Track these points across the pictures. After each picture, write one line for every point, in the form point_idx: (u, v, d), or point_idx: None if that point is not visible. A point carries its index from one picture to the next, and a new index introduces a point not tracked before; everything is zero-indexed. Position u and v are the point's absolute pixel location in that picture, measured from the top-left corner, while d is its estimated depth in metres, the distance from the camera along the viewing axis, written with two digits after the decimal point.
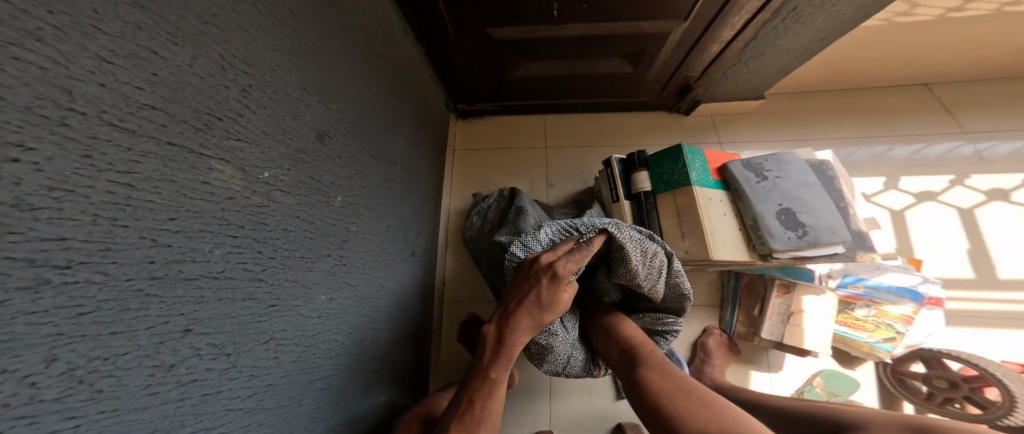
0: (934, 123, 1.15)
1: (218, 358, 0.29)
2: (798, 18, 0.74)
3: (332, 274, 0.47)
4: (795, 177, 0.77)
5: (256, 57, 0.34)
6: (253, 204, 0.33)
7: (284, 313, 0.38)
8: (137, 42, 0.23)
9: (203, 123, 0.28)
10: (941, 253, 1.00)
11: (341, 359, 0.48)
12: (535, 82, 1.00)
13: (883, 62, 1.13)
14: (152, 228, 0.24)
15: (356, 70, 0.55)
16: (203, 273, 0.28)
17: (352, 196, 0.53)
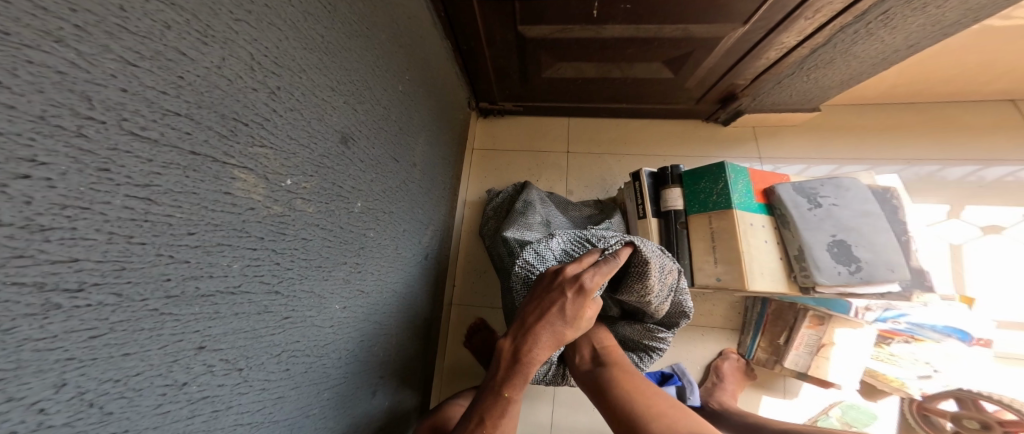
0: (1009, 147, 0.98)
1: (230, 373, 0.29)
2: (888, 22, 0.60)
3: (348, 282, 0.47)
4: (857, 205, 0.59)
5: (286, 56, 0.33)
6: (274, 214, 0.32)
7: (298, 324, 0.38)
8: (165, 42, 0.21)
9: (229, 130, 0.27)
10: (1002, 296, 0.86)
11: (349, 367, 0.49)
12: (564, 83, 0.90)
13: (975, 73, 0.93)
14: (169, 244, 0.23)
15: (382, 68, 0.53)
16: (218, 289, 0.27)
17: (372, 200, 0.52)
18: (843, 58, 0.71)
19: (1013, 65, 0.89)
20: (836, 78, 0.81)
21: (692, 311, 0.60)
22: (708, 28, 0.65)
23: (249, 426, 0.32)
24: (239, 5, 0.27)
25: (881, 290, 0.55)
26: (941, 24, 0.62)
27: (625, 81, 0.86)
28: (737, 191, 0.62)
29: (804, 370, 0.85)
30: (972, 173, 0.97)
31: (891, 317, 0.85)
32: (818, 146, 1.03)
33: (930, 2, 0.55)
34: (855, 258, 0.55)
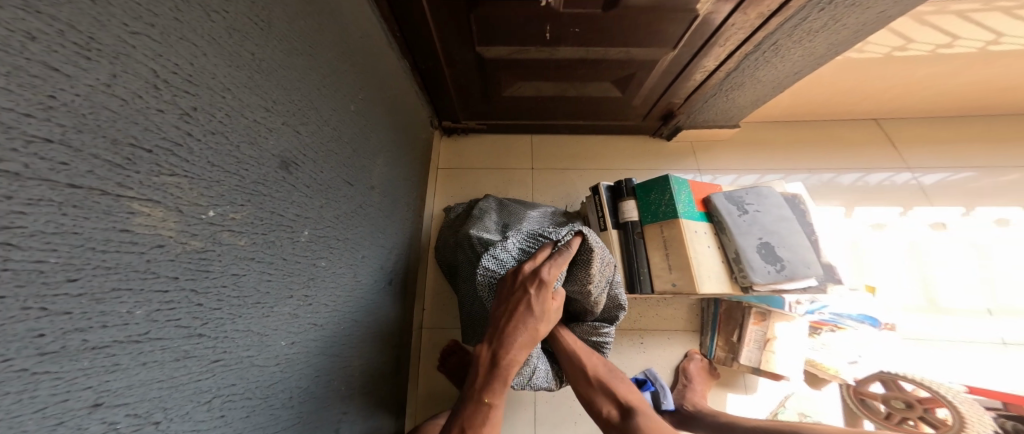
0: (883, 157, 1.16)
1: (143, 425, 0.25)
2: (778, 52, 0.70)
3: (296, 316, 0.42)
4: (774, 211, 0.66)
5: (204, 74, 0.30)
6: (192, 250, 0.28)
7: (232, 366, 0.33)
8: (27, 55, 0.18)
9: (124, 157, 0.23)
10: (896, 281, 0.99)
11: (303, 407, 0.44)
12: (525, 101, 0.93)
13: (852, 97, 1.11)
14: (41, 294, 0.18)
15: (331, 90, 0.51)
16: (117, 339, 0.23)
17: (322, 227, 0.48)
18: (751, 81, 0.82)
19: (875, 91, 1.08)
20: (748, 98, 0.91)
21: (627, 303, 0.61)
22: (643, 51, 0.70)
23: None
24: (136, 17, 0.24)
25: (804, 286, 0.60)
26: (821, 55, 0.72)
27: (578, 100, 0.91)
28: (681, 200, 0.67)
29: (755, 363, 0.90)
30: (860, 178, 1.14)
31: (818, 309, 0.95)
32: (744, 159, 1.15)
33: (806, 37, 0.66)
34: (779, 257, 0.61)
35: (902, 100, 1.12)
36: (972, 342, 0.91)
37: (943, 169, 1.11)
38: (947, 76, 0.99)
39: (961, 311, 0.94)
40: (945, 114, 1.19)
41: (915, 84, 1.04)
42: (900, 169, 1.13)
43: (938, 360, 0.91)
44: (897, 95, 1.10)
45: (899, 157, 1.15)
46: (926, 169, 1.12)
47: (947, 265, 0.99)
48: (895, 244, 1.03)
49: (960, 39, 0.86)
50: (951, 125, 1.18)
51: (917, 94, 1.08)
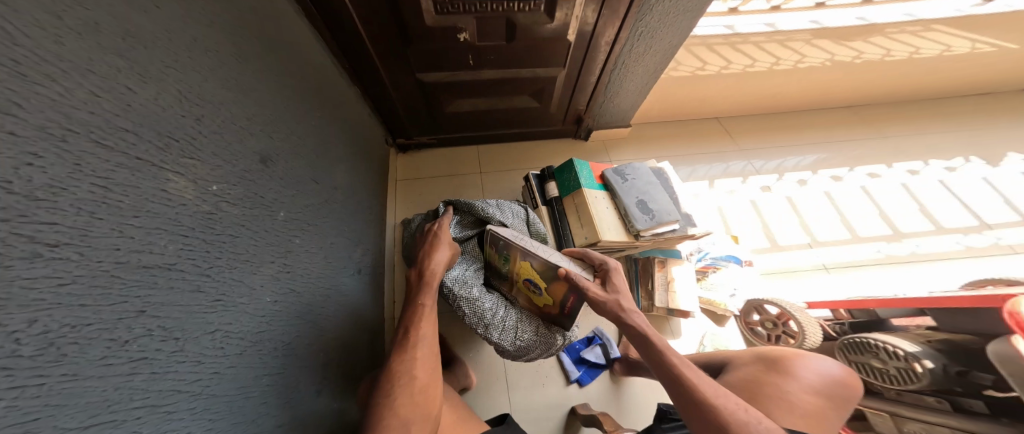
0: (716, 140, 1.26)
1: (167, 339, 0.31)
2: (631, 60, 0.88)
3: (276, 279, 0.52)
4: (646, 175, 0.84)
5: (209, 93, 0.40)
6: (203, 211, 0.38)
7: (230, 308, 0.41)
8: (116, 80, 0.29)
9: (163, 144, 0.33)
10: (748, 228, 1.07)
11: (286, 359, 0.51)
12: (467, 117, 1.08)
13: (678, 108, 1.25)
14: (121, 223, 0.27)
15: (299, 106, 0.61)
16: (157, 263, 0.31)
17: (295, 212, 0.59)
18: (623, 90, 1.01)
19: (698, 101, 1.22)
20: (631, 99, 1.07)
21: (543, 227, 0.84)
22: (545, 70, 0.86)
23: (187, 395, 0.33)
24: (169, 56, 0.35)
25: (671, 229, 0.78)
26: (657, 70, 0.94)
27: (507, 111, 1.06)
28: (584, 177, 0.85)
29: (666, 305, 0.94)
30: (749, 167, 1.20)
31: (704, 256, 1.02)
32: (643, 147, 1.25)
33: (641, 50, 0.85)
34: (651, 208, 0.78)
35: (711, 98, 1.22)
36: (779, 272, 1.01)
37: (762, 151, 1.23)
38: (785, 78, 1.15)
39: (829, 249, 1.02)
40: (805, 107, 1.32)
41: (731, 86, 1.16)
42: (736, 152, 1.23)
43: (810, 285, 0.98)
44: (716, 100, 1.23)
45: (730, 139, 1.26)
46: (751, 147, 1.23)
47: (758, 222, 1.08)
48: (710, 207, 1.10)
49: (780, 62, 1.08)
50: (791, 120, 1.31)
51: (723, 99, 1.23)
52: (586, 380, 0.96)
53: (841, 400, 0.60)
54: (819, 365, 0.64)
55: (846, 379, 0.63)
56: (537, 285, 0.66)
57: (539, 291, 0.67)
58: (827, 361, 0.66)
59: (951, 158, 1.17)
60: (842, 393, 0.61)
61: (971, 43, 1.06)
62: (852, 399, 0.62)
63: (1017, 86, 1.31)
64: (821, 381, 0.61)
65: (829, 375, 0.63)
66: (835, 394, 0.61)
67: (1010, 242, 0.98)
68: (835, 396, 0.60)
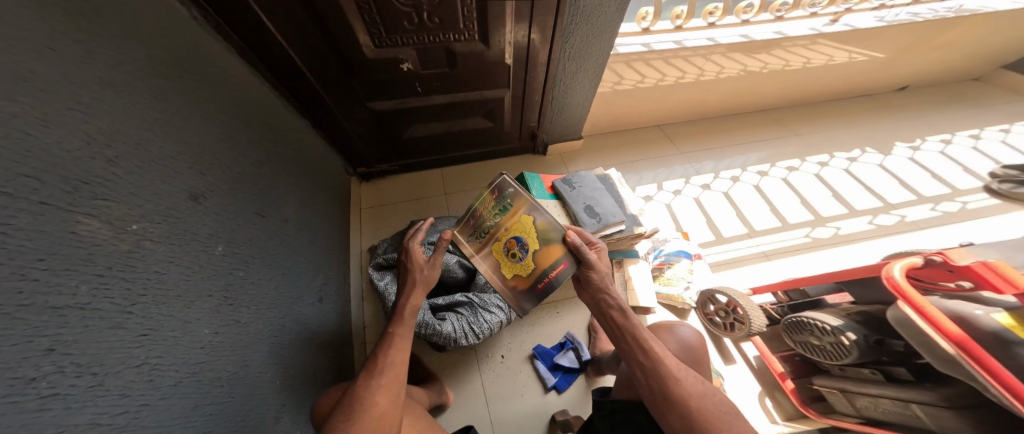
0: (663, 148, 1.37)
1: (83, 375, 0.28)
2: (569, 75, 0.96)
3: (218, 311, 0.48)
4: (592, 183, 0.89)
5: (119, 133, 0.36)
6: (122, 250, 0.35)
7: (159, 342, 0.37)
8: (14, 126, 0.26)
9: (71, 187, 0.30)
10: (696, 225, 1.16)
11: (230, 389, 0.47)
12: (424, 142, 1.09)
13: (622, 118, 1.36)
14: (26, 265, 0.25)
15: (240, 140, 0.59)
16: (69, 303, 0.28)
17: (234, 247, 0.54)
18: (569, 107, 1.10)
19: (639, 111, 1.34)
20: (577, 114, 1.16)
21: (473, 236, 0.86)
22: (490, 92, 0.91)
23: (110, 428, 0.30)
24: (72, 99, 0.32)
25: (617, 230, 0.83)
26: (593, 86, 1.03)
27: (466, 132, 1.10)
28: (535, 188, 0.87)
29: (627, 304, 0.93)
30: (689, 169, 1.31)
31: (656, 254, 1.05)
32: (596, 158, 1.34)
33: (573, 71, 0.94)
34: (598, 213, 0.82)
35: (653, 111, 1.36)
36: (722, 261, 1.08)
37: (700, 154, 1.35)
38: (707, 89, 1.30)
39: (765, 237, 1.12)
40: (733, 113, 1.48)
41: (663, 97, 1.28)
42: (678, 156, 1.34)
43: (755, 272, 1.05)
44: (658, 110, 1.36)
45: (673, 146, 1.37)
46: (692, 151, 1.36)
47: (703, 218, 1.17)
48: (661, 211, 1.18)
49: (701, 74, 1.21)
50: (720, 124, 1.46)
51: (659, 109, 1.35)
52: (565, 386, 0.84)
53: (698, 366, 0.60)
54: (679, 336, 0.65)
55: (698, 346, 0.64)
56: (527, 246, 0.59)
57: (525, 254, 0.59)
58: (684, 328, 0.67)
59: (850, 150, 1.35)
60: (700, 359, 0.62)
61: (847, 53, 1.25)
62: (708, 363, 0.63)
63: (894, 86, 1.54)
64: (682, 349, 0.62)
65: (687, 343, 0.64)
66: (692, 358, 0.61)
67: (910, 217, 1.13)
68: (695, 364, 0.61)
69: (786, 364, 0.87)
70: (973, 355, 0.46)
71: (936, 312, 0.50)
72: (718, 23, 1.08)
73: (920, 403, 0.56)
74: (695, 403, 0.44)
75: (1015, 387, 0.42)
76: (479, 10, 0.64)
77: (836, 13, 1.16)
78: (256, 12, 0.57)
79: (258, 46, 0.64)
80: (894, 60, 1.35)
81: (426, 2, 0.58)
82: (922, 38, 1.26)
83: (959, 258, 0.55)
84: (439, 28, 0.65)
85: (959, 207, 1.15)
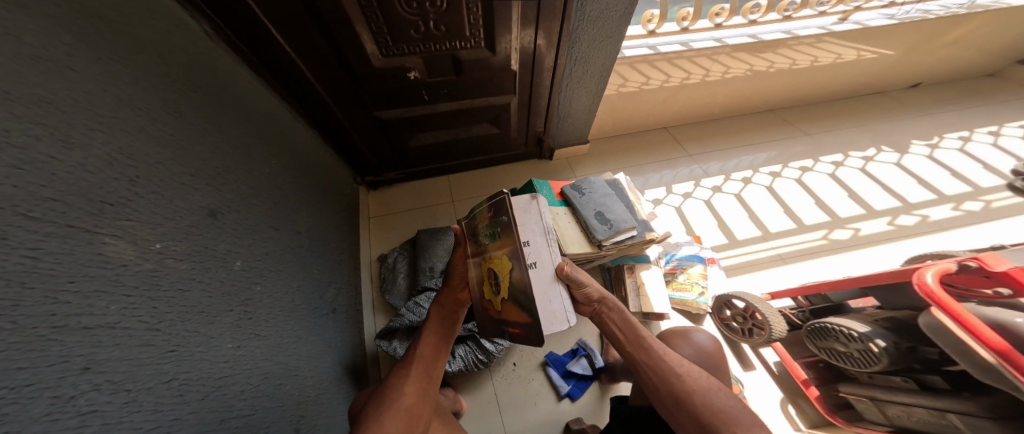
0: (671, 150, 1.36)
1: (118, 391, 0.25)
2: (575, 79, 0.94)
3: (239, 326, 0.41)
4: (601, 188, 0.88)
5: (141, 152, 0.33)
6: (147, 269, 0.30)
7: (187, 357, 0.32)
8: (38, 151, 0.23)
9: (96, 209, 0.27)
10: (707, 227, 1.14)
11: (257, 401, 0.41)
12: (432, 149, 1.08)
13: (629, 120, 1.34)
14: (55, 289, 0.22)
15: (257, 152, 0.56)
16: (100, 324, 0.25)
17: (252, 260, 0.47)
18: (574, 112, 1.10)
19: (646, 114, 1.33)
20: (582, 119, 1.15)
21: None
22: (499, 98, 0.91)
23: None
24: (90, 118, 0.28)
25: (629, 236, 0.81)
26: (599, 90, 1.02)
27: (471, 140, 1.09)
28: (543, 195, 0.86)
29: (640, 311, 0.90)
30: (699, 171, 1.29)
31: (668, 258, 1.03)
32: (604, 162, 1.32)
33: (579, 77, 0.94)
34: (609, 219, 0.80)
35: (658, 114, 1.35)
36: (735, 264, 1.05)
37: (708, 155, 1.34)
38: (714, 90, 1.29)
39: (781, 240, 1.09)
40: (739, 113, 1.47)
41: (669, 99, 1.28)
42: (687, 158, 1.32)
43: (772, 274, 1.02)
44: (664, 113, 1.35)
45: (682, 149, 1.36)
46: (701, 153, 1.34)
47: (714, 221, 1.15)
48: (671, 215, 1.16)
49: (709, 75, 1.20)
50: (728, 124, 1.44)
51: (664, 111, 1.34)
52: (578, 393, 0.81)
53: (714, 372, 0.58)
54: (692, 341, 0.62)
55: (715, 351, 0.61)
56: (499, 288, 0.47)
57: (496, 294, 0.48)
58: (700, 334, 0.64)
59: (864, 148, 1.32)
60: (717, 364, 0.59)
61: (857, 50, 1.22)
62: (726, 371, 0.60)
63: (906, 83, 1.51)
64: (695, 354, 0.59)
65: (701, 349, 0.61)
66: (707, 364, 0.58)
67: (932, 217, 1.10)
68: (710, 369, 0.58)
69: (809, 371, 0.84)
70: (1016, 367, 0.42)
71: (976, 320, 0.47)
72: (724, 23, 1.07)
73: (963, 415, 0.53)
74: (703, 402, 0.41)
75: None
76: (486, 20, 0.64)
77: (844, 12, 1.14)
78: (264, 24, 0.56)
79: (263, 55, 0.63)
80: (906, 57, 1.32)
81: (433, 12, 0.58)
82: (933, 35, 1.23)
83: (996, 264, 0.49)
84: (445, 37, 0.65)
85: (983, 205, 1.11)
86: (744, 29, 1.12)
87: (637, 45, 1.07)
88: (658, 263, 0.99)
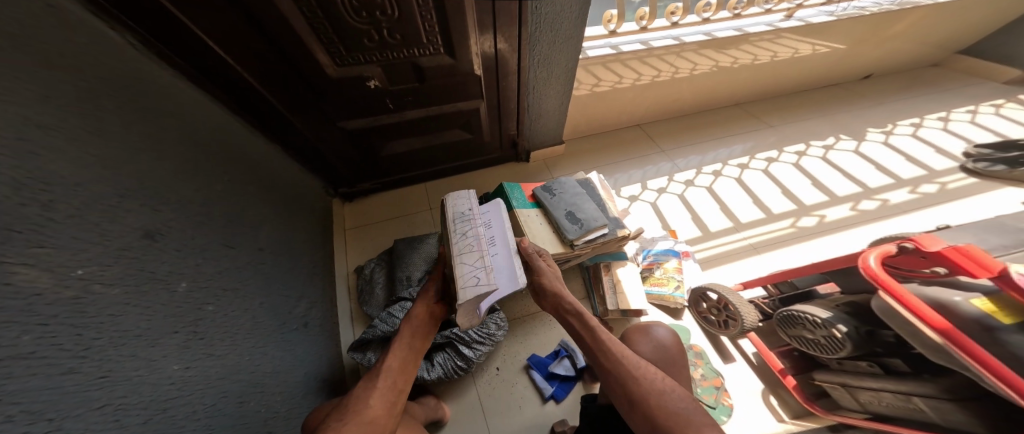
0: (644, 147, 1.38)
1: (38, 421, 0.24)
2: (541, 81, 0.95)
3: (191, 347, 0.39)
4: (571, 189, 0.88)
5: (56, 176, 0.31)
6: (68, 297, 0.28)
7: (124, 382, 0.31)
8: None
9: (2, 237, 0.25)
10: (681, 221, 1.16)
11: (215, 420, 0.39)
12: (405, 158, 1.07)
13: (602, 119, 1.36)
14: None
15: (205, 169, 0.54)
16: (12, 354, 0.24)
17: (205, 279, 0.45)
18: (544, 114, 1.11)
19: (618, 112, 1.35)
20: (553, 121, 1.17)
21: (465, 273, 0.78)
22: (467, 103, 0.91)
23: None
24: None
25: (600, 234, 0.81)
26: (568, 90, 1.03)
27: (445, 146, 1.09)
28: (515, 199, 0.86)
29: (618, 308, 0.89)
30: (673, 166, 1.31)
31: (644, 254, 1.04)
32: (579, 162, 1.33)
33: (546, 78, 0.95)
34: (579, 219, 0.81)
35: (629, 112, 1.37)
36: (709, 256, 1.07)
37: (681, 150, 1.37)
38: (681, 87, 1.32)
39: (752, 230, 1.12)
40: (709, 108, 1.50)
41: (639, 97, 1.29)
42: (660, 154, 1.35)
43: (747, 264, 1.05)
44: (636, 110, 1.37)
45: (655, 145, 1.38)
46: (673, 149, 1.36)
47: (688, 214, 1.17)
48: (646, 211, 1.18)
49: (675, 73, 1.22)
50: (697, 119, 1.48)
51: (636, 108, 1.36)
52: (563, 394, 0.80)
53: (672, 367, 0.59)
54: (650, 336, 0.63)
55: (673, 347, 0.62)
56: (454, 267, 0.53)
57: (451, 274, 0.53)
58: (660, 328, 0.65)
59: (825, 138, 1.37)
60: (676, 360, 0.60)
61: (811, 45, 1.28)
62: (684, 367, 0.60)
63: (857, 76, 1.58)
64: (654, 350, 0.60)
65: (660, 343, 0.62)
66: (664, 359, 0.59)
67: (893, 200, 1.14)
68: (668, 365, 0.59)
69: (785, 360, 0.85)
70: (960, 345, 0.43)
71: (917, 301, 0.49)
72: (680, 22, 1.10)
73: (925, 398, 0.54)
74: (656, 402, 0.41)
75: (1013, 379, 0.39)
76: (442, 26, 0.66)
77: (789, 9, 1.18)
78: (200, 36, 0.55)
79: (206, 67, 0.61)
80: (854, 51, 1.38)
81: (385, 20, 0.60)
82: (877, 29, 1.30)
83: (930, 244, 0.52)
84: (401, 45, 0.66)
85: (940, 187, 1.16)
86: (699, 27, 1.15)
87: (599, 45, 1.08)
88: (634, 260, 1.00)
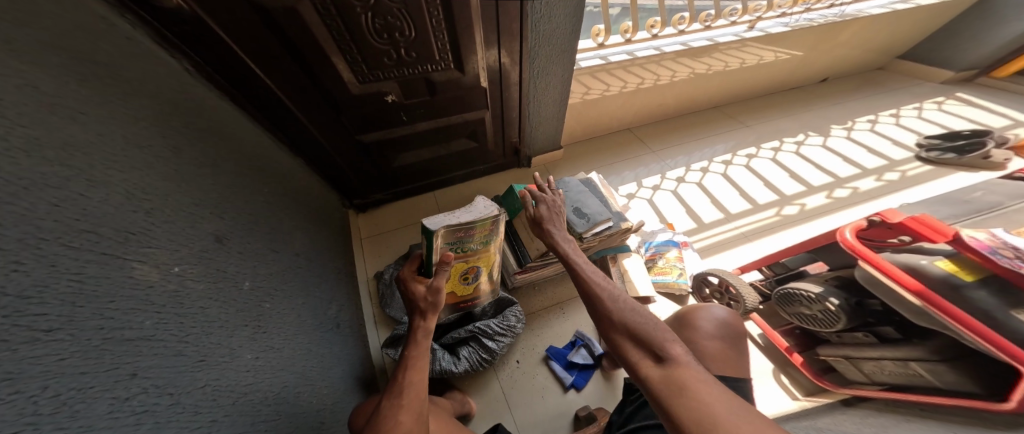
0: (636, 149, 1.48)
1: (163, 394, 0.27)
2: (541, 91, 1.03)
3: (257, 340, 0.42)
4: (575, 187, 0.95)
5: (150, 186, 0.35)
6: (170, 290, 0.32)
7: (215, 365, 0.34)
8: (72, 188, 0.26)
9: (122, 238, 0.29)
10: (677, 214, 1.24)
11: (280, 407, 0.42)
12: (416, 167, 1.12)
13: (594, 125, 1.46)
14: (100, 308, 0.25)
15: (248, 181, 0.58)
16: (140, 336, 0.27)
17: (260, 280, 0.48)
18: (544, 121, 1.18)
19: (610, 116, 1.44)
20: (552, 128, 1.25)
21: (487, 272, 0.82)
22: (473, 113, 0.97)
23: None
24: (106, 158, 0.31)
25: (606, 227, 0.87)
26: (564, 98, 1.11)
27: (453, 155, 1.14)
28: None
29: (627, 296, 0.94)
30: (663, 165, 1.41)
31: (647, 246, 1.11)
32: (578, 164, 1.42)
33: (546, 87, 1.02)
34: (586, 213, 0.87)
35: (620, 117, 1.47)
36: (705, 245, 1.15)
37: (669, 150, 1.47)
38: (664, 92, 1.43)
39: (741, 219, 1.21)
40: (691, 111, 1.63)
41: (627, 102, 1.40)
42: (651, 155, 1.45)
43: (741, 251, 1.13)
44: (625, 114, 1.47)
45: (646, 147, 1.48)
46: (662, 149, 1.47)
47: (682, 208, 1.26)
48: (645, 207, 1.26)
49: (658, 80, 1.33)
50: (682, 121, 1.60)
51: (626, 113, 1.46)
52: (583, 382, 0.83)
53: (739, 342, 0.56)
54: (711, 314, 0.59)
55: (735, 323, 0.58)
56: (479, 273, 0.65)
57: (475, 279, 0.65)
58: (717, 307, 0.61)
59: (796, 134, 1.50)
60: (739, 335, 0.57)
61: (773, 52, 1.42)
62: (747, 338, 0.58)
63: (817, 78, 1.75)
64: (718, 326, 0.57)
65: (723, 321, 0.58)
66: (730, 335, 0.56)
67: (862, 188, 1.26)
68: (733, 340, 0.56)
69: (789, 339, 0.88)
70: (938, 305, 0.48)
71: (892, 267, 0.55)
72: (659, 34, 1.21)
73: (919, 360, 0.54)
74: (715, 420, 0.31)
75: (982, 331, 0.44)
76: (452, 44, 0.73)
77: (751, 21, 1.31)
78: (240, 60, 0.60)
79: (244, 89, 0.66)
80: (810, 57, 1.55)
81: (403, 41, 0.66)
82: (828, 37, 1.46)
83: (893, 216, 0.60)
84: (416, 62, 0.72)
85: (901, 175, 1.29)
86: (676, 38, 1.27)
87: (590, 56, 1.18)
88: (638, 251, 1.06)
